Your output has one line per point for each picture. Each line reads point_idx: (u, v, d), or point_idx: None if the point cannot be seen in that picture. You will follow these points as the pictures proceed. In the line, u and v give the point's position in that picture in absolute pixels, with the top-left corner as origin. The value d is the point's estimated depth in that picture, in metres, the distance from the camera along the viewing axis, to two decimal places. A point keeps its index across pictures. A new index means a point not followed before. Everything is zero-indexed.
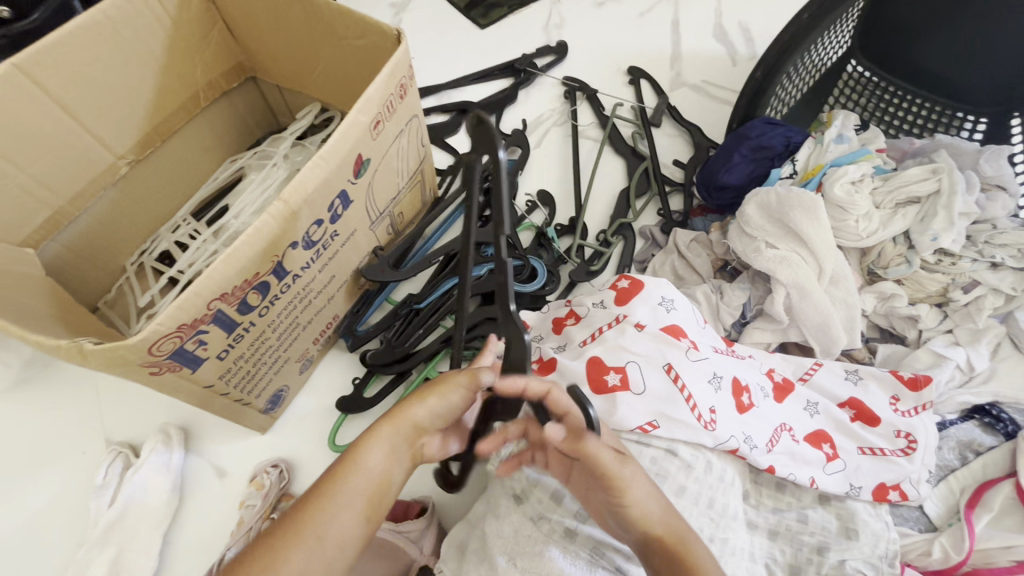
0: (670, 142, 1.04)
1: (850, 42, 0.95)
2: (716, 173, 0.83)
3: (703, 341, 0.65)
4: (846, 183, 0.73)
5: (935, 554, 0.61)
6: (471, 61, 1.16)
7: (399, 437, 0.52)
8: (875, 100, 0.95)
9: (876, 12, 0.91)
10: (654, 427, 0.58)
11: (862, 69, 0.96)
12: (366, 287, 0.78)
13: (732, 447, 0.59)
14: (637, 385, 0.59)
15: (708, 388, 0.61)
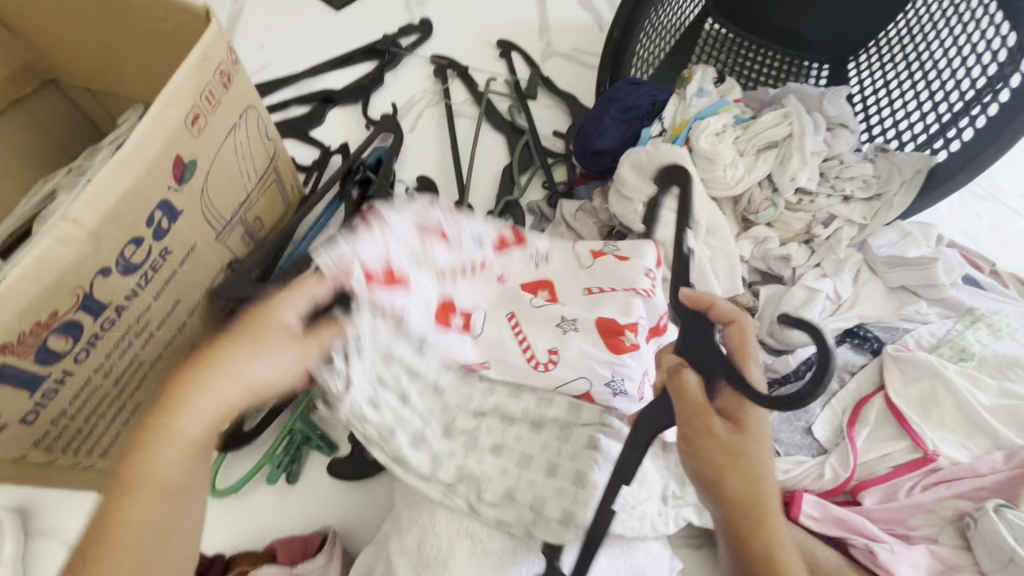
0: (548, 113, 1.03)
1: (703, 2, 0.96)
2: (590, 137, 0.82)
3: (563, 280, 0.59)
4: (711, 135, 0.75)
5: (827, 475, 0.65)
6: (330, 46, 1.07)
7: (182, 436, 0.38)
8: (733, 56, 0.97)
9: None
10: (483, 367, 0.57)
11: (719, 27, 0.98)
12: None
13: (580, 389, 0.56)
14: (476, 328, 0.57)
15: (552, 329, 0.56)
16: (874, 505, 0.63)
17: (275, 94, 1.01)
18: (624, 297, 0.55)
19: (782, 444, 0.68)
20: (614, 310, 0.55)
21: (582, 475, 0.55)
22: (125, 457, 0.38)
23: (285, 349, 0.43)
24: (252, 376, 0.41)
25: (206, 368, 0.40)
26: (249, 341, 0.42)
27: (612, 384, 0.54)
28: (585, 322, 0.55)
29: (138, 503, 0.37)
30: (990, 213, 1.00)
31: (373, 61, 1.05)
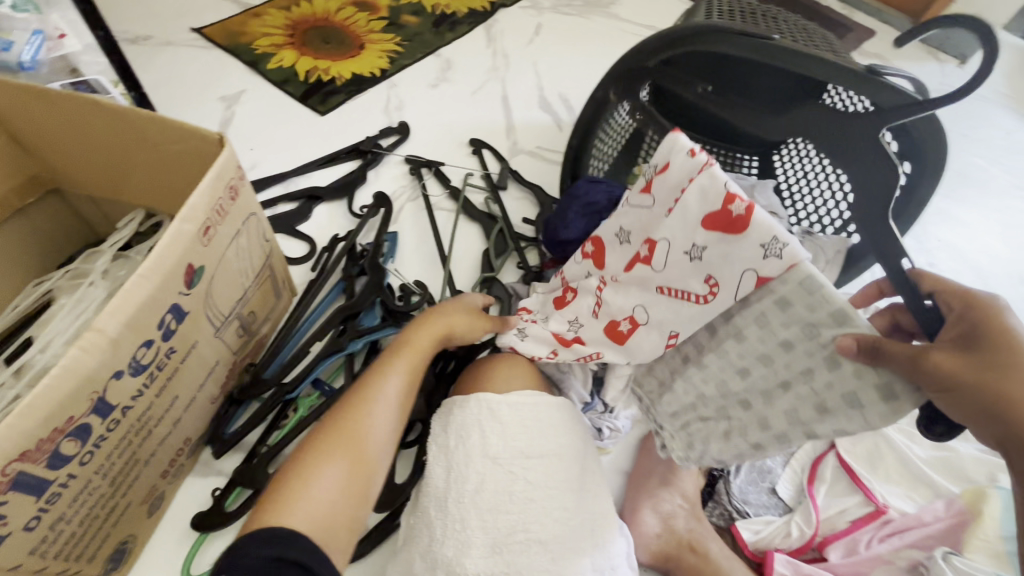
0: (518, 204, 1.14)
1: None
2: (557, 230, 0.93)
3: (653, 227, 0.62)
4: None
5: (793, 533, 0.71)
6: (317, 147, 1.18)
7: (383, 404, 0.63)
8: None
9: None
10: (676, 337, 0.62)
11: None
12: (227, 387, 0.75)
13: (754, 282, 0.53)
14: (642, 318, 0.65)
15: (691, 265, 0.58)
16: (839, 559, 0.68)
17: (264, 192, 1.08)
18: (696, 185, 0.57)
19: (751, 506, 0.74)
20: (702, 205, 0.56)
21: (845, 314, 0.50)
22: (347, 402, 0.62)
23: (411, 376, 0.66)
24: (422, 358, 0.68)
25: (390, 364, 0.66)
26: (430, 329, 0.70)
27: (767, 246, 0.52)
28: (704, 237, 0.56)
29: (299, 465, 0.56)
30: None
31: (356, 159, 1.15)
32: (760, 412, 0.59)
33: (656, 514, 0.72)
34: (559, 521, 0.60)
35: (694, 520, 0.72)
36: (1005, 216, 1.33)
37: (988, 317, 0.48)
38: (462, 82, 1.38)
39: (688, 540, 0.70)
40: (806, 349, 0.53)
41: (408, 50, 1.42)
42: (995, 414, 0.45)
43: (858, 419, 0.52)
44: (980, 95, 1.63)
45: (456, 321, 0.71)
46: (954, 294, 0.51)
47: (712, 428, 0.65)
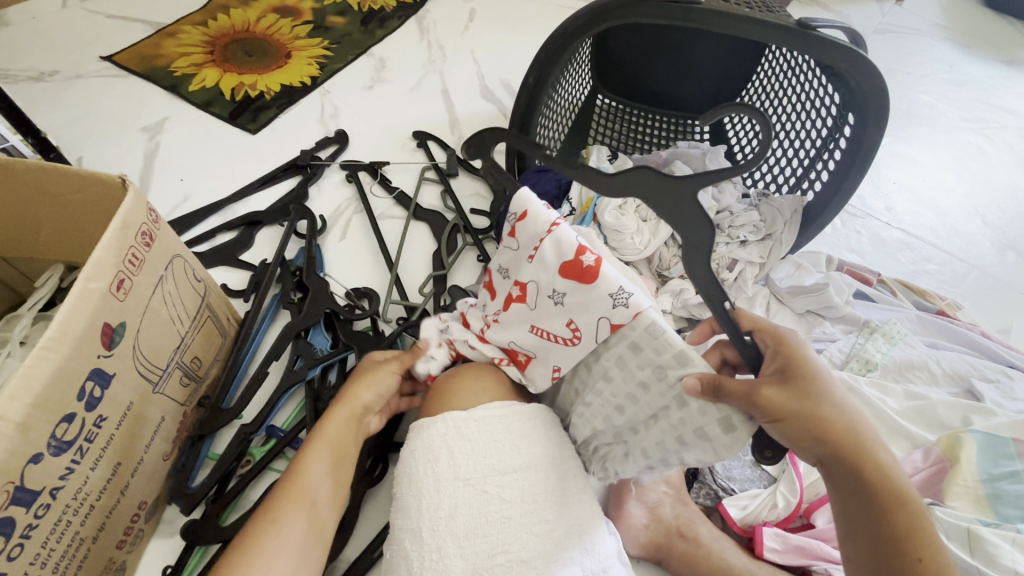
0: (470, 200, 1.10)
1: (593, 82, 1.14)
2: None
3: (518, 269, 0.63)
4: (614, 209, 0.84)
5: (780, 503, 0.70)
6: (252, 169, 1.12)
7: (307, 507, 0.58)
8: (627, 123, 1.15)
9: (603, 57, 1.11)
10: (558, 370, 0.63)
11: (610, 101, 1.16)
12: (182, 437, 0.72)
13: (612, 324, 0.55)
14: (528, 351, 0.65)
15: (554, 309, 0.59)
16: (825, 524, 0.68)
17: (201, 224, 1.02)
18: (552, 237, 0.58)
19: (736, 481, 0.73)
20: (558, 255, 0.57)
21: (685, 354, 0.52)
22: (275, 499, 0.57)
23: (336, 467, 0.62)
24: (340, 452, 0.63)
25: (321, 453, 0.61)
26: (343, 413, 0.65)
27: (615, 296, 0.54)
28: (563, 286, 0.57)
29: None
30: (865, 229, 1.16)
31: (295, 176, 1.10)
32: (643, 441, 0.60)
33: (643, 504, 0.69)
34: (541, 536, 0.58)
35: (681, 504, 0.70)
36: (955, 150, 1.34)
37: (792, 353, 0.54)
38: (398, 80, 1.33)
39: (676, 526, 0.68)
40: (660, 390, 0.55)
41: (337, 53, 1.36)
42: (812, 433, 0.51)
43: (710, 449, 0.55)
44: (918, 30, 1.64)
45: (367, 396, 0.67)
46: (767, 332, 0.55)
47: (614, 448, 0.65)
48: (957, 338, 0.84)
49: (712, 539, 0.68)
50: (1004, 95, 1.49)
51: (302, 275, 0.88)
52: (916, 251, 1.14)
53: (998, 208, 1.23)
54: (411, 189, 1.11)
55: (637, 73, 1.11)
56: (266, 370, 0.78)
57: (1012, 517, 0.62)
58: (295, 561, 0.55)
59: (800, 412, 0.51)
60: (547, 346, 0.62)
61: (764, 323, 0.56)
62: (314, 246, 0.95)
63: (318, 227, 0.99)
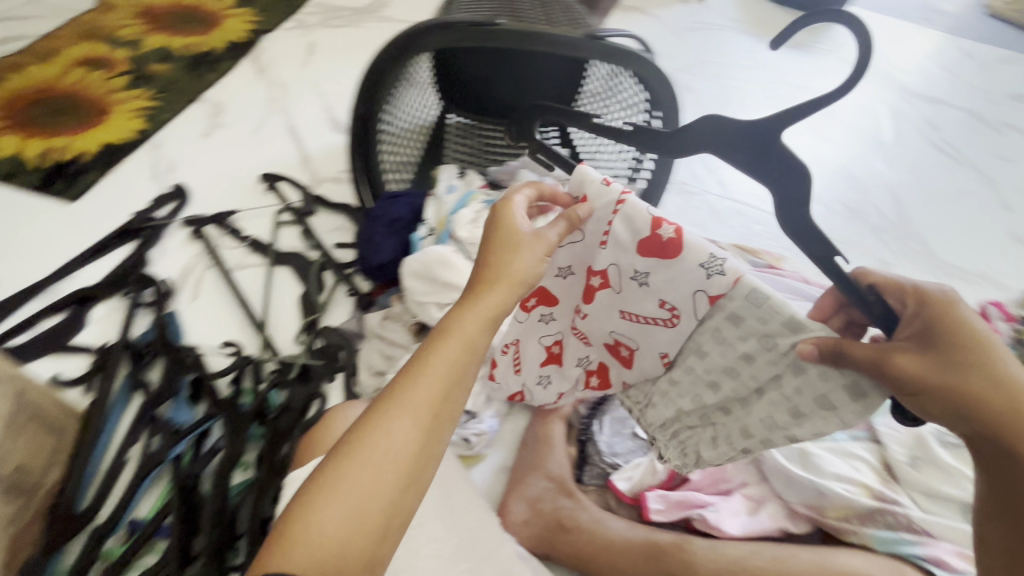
0: (333, 235, 1.07)
1: (440, 101, 1.18)
2: (369, 257, 0.89)
3: (590, 258, 0.60)
4: (469, 224, 0.84)
5: (658, 467, 0.76)
6: (76, 240, 1.01)
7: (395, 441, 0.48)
8: (478, 138, 1.20)
9: (445, 77, 1.14)
10: (667, 356, 0.61)
11: (460, 117, 1.20)
12: (22, 557, 0.64)
13: (713, 296, 0.53)
14: (631, 343, 0.63)
15: (641, 292, 0.58)
16: (697, 475, 0.74)
17: (18, 313, 0.90)
18: (620, 215, 0.55)
19: (620, 456, 0.79)
20: (632, 232, 0.55)
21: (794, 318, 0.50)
22: (376, 417, 0.49)
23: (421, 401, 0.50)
24: (444, 370, 0.51)
25: (415, 372, 0.50)
26: (451, 335, 0.51)
27: (707, 266, 0.52)
28: (644, 264, 0.55)
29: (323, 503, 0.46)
30: (702, 203, 1.31)
31: (130, 242, 1.00)
32: (741, 419, 0.60)
33: (523, 501, 0.75)
34: (431, 557, 0.58)
35: (562, 496, 0.74)
36: None
37: (938, 313, 0.49)
38: (239, 123, 1.27)
39: (557, 519, 0.72)
40: (768, 359, 0.53)
41: (165, 103, 1.27)
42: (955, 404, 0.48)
43: (835, 420, 0.52)
44: (720, 26, 1.88)
45: (472, 325, 0.52)
46: (905, 289, 0.51)
47: (701, 432, 0.65)
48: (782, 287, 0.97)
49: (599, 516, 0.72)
50: (793, 74, 1.75)
51: (154, 348, 0.82)
52: (746, 216, 1.30)
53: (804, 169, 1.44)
54: (268, 234, 1.06)
55: (486, 89, 1.14)
56: (121, 459, 0.72)
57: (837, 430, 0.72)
58: (382, 501, 0.47)
59: (947, 386, 0.48)
60: (646, 328, 0.60)
61: (894, 280, 0.51)
62: (166, 313, 0.88)
63: (166, 291, 0.92)
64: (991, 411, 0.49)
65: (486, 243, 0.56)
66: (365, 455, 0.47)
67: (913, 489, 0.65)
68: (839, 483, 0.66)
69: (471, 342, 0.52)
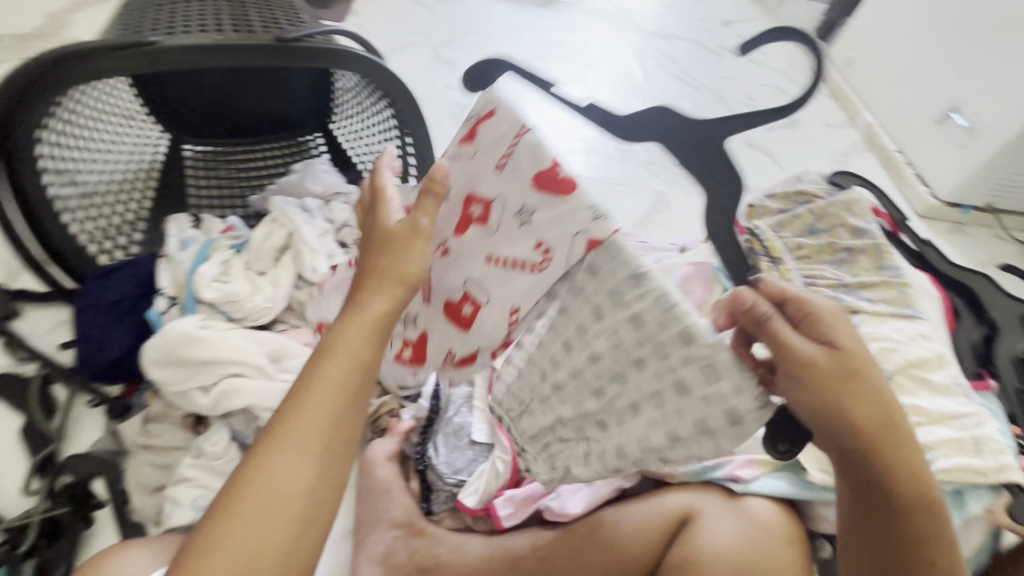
0: (52, 335, 0.83)
1: (166, 130, 0.96)
2: (92, 356, 0.70)
3: (478, 183, 0.54)
4: (213, 281, 0.73)
5: (500, 467, 0.73)
6: None
7: (288, 480, 0.44)
8: (231, 165, 1.01)
9: (162, 102, 0.92)
10: (517, 314, 0.51)
11: (201, 146, 0.99)
12: None
13: (595, 236, 0.45)
14: (481, 296, 0.54)
15: (519, 233, 0.51)
16: None
17: None
18: (524, 142, 0.51)
19: (463, 471, 0.74)
20: (533, 163, 0.49)
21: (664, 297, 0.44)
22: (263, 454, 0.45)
23: (316, 427, 0.45)
24: (340, 387, 0.47)
25: (308, 396, 0.46)
26: (346, 341, 0.48)
27: (596, 206, 0.46)
28: (535, 198, 0.49)
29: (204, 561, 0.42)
30: None
31: None
32: (615, 438, 0.52)
33: (375, 563, 0.68)
34: None
35: (415, 537, 0.70)
36: None
37: (834, 333, 0.47)
38: None
39: (416, 564, 0.68)
40: (656, 370, 0.47)
41: None
42: (840, 428, 0.47)
43: (710, 443, 0.47)
44: None
45: (356, 336, 0.48)
46: (798, 305, 0.48)
47: (574, 447, 0.56)
48: None
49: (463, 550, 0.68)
50: (548, 32, 1.81)
51: None
52: None
53: (576, 123, 1.52)
54: None
55: (220, 108, 0.96)
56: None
57: None
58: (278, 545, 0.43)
59: (833, 412, 0.46)
60: (506, 275, 0.51)
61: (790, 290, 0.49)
62: None
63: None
64: (878, 449, 0.48)
65: (369, 250, 0.52)
66: (252, 501, 0.43)
67: None
68: None
69: (368, 354, 0.49)
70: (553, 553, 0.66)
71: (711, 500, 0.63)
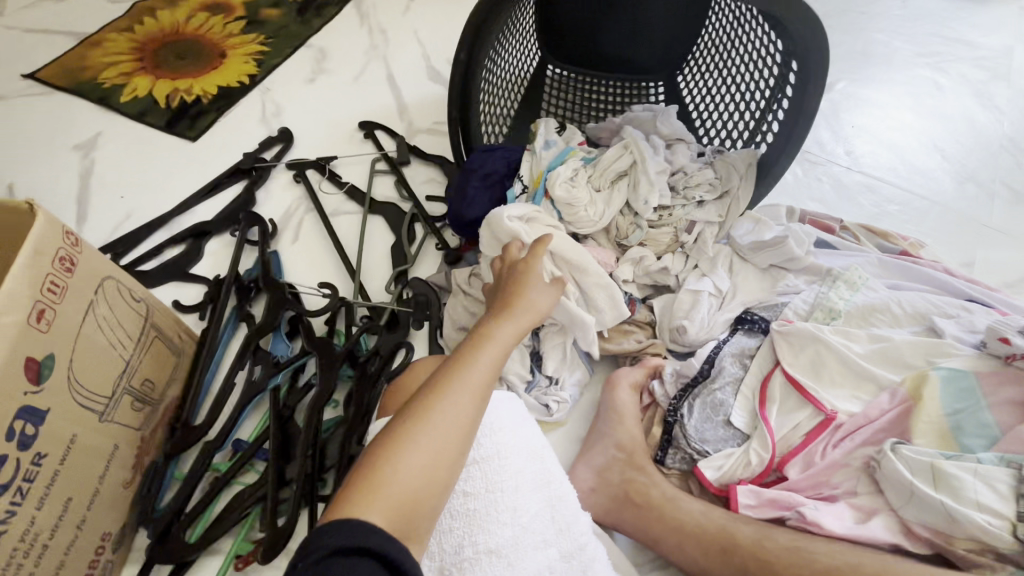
0: (424, 187, 1.06)
1: (540, 52, 1.09)
2: (460, 210, 0.87)
3: None
4: (564, 182, 0.82)
5: (753, 461, 0.70)
6: (194, 177, 1.08)
7: (464, 396, 0.53)
8: (581, 93, 1.09)
9: (547, 26, 1.05)
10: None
11: (560, 70, 1.10)
12: (148, 458, 0.71)
13: None
14: None
15: None
16: (797, 476, 0.68)
17: (146, 240, 0.98)
18: None
19: (710, 443, 0.73)
20: None
21: None
22: (435, 384, 0.54)
23: (484, 372, 0.56)
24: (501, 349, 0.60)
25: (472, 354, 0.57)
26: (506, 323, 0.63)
27: None
28: None
29: (401, 447, 0.49)
30: (826, 175, 1.17)
31: (241, 182, 1.06)
32: None
33: (589, 468, 0.73)
34: (509, 520, 0.57)
35: (633, 468, 0.71)
36: (911, 88, 1.33)
37: None
38: (341, 70, 1.28)
39: (625, 490, 0.70)
40: None
41: (275, 48, 1.30)
42: None
43: None
44: None
45: (511, 322, 0.63)
46: None
47: None
48: (918, 277, 0.84)
49: (691, 507, 0.67)
50: (958, 26, 1.46)
51: (259, 283, 0.86)
52: (878, 192, 1.14)
53: (957, 141, 1.23)
54: (363, 183, 1.07)
55: (591, 39, 1.04)
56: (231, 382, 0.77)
57: (973, 445, 0.63)
58: (450, 450, 0.50)
59: None
60: None
61: None
62: (270, 253, 0.93)
63: (269, 232, 0.96)
64: None
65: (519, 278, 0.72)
66: (429, 420, 0.50)
67: None
68: (978, 513, 0.55)
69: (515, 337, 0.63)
70: (787, 566, 0.59)
71: None
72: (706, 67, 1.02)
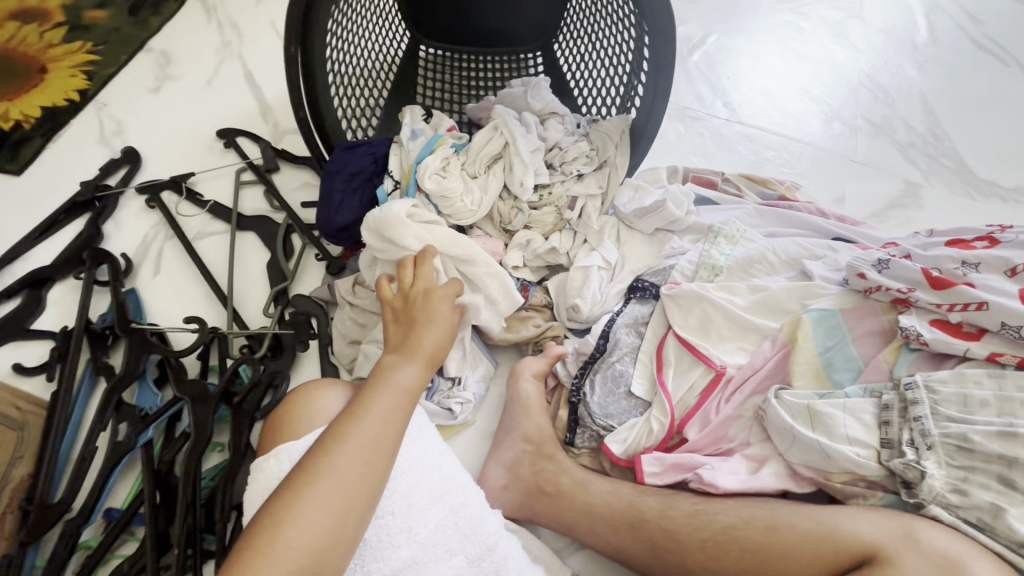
0: (299, 193, 0.98)
1: (408, 32, 1.02)
2: (330, 217, 0.82)
3: None
4: (435, 174, 0.78)
5: (655, 428, 0.70)
6: (25, 216, 0.94)
7: (363, 447, 0.54)
8: (455, 71, 1.04)
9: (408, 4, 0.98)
10: None
11: (433, 49, 1.03)
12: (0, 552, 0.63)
13: None
14: None
15: None
16: (696, 436, 0.69)
17: None
18: None
19: (614, 417, 0.73)
20: None
21: None
22: (334, 436, 0.55)
23: (386, 419, 0.57)
24: (404, 392, 0.60)
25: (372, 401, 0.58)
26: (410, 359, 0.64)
27: None
28: None
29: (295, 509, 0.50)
30: (706, 129, 1.20)
31: (83, 215, 0.93)
32: None
33: (501, 466, 0.72)
34: (404, 542, 0.55)
35: (544, 459, 0.71)
36: (778, 34, 1.37)
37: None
38: (191, 73, 1.15)
39: (538, 483, 0.70)
40: None
41: (106, 56, 1.15)
42: None
43: None
44: None
45: (414, 358, 0.64)
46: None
47: None
48: (792, 222, 0.87)
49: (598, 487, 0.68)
50: None
51: (113, 329, 0.77)
52: (755, 141, 1.18)
53: (821, 82, 1.29)
54: (229, 198, 0.97)
55: (457, 14, 0.98)
56: (90, 447, 0.69)
57: (844, 379, 0.66)
58: (348, 505, 0.51)
59: None
60: None
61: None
62: (124, 292, 0.83)
63: (121, 269, 0.86)
64: None
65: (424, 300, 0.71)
66: (323, 478, 0.51)
67: (943, 454, 0.56)
68: (848, 446, 0.59)
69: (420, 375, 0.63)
70: (689, 532, 0.61)
71: (914, 542, 0.52)
72: (578, 34, 0.99)
